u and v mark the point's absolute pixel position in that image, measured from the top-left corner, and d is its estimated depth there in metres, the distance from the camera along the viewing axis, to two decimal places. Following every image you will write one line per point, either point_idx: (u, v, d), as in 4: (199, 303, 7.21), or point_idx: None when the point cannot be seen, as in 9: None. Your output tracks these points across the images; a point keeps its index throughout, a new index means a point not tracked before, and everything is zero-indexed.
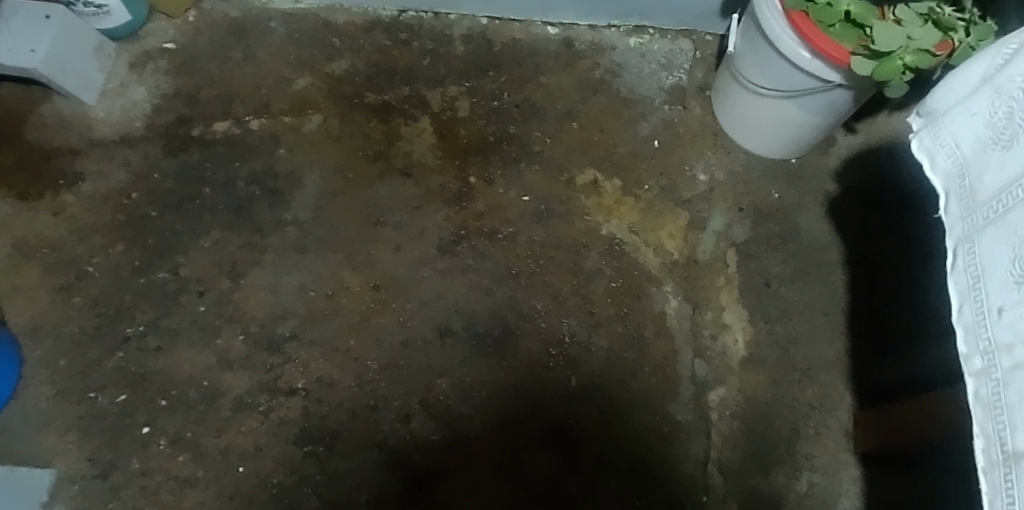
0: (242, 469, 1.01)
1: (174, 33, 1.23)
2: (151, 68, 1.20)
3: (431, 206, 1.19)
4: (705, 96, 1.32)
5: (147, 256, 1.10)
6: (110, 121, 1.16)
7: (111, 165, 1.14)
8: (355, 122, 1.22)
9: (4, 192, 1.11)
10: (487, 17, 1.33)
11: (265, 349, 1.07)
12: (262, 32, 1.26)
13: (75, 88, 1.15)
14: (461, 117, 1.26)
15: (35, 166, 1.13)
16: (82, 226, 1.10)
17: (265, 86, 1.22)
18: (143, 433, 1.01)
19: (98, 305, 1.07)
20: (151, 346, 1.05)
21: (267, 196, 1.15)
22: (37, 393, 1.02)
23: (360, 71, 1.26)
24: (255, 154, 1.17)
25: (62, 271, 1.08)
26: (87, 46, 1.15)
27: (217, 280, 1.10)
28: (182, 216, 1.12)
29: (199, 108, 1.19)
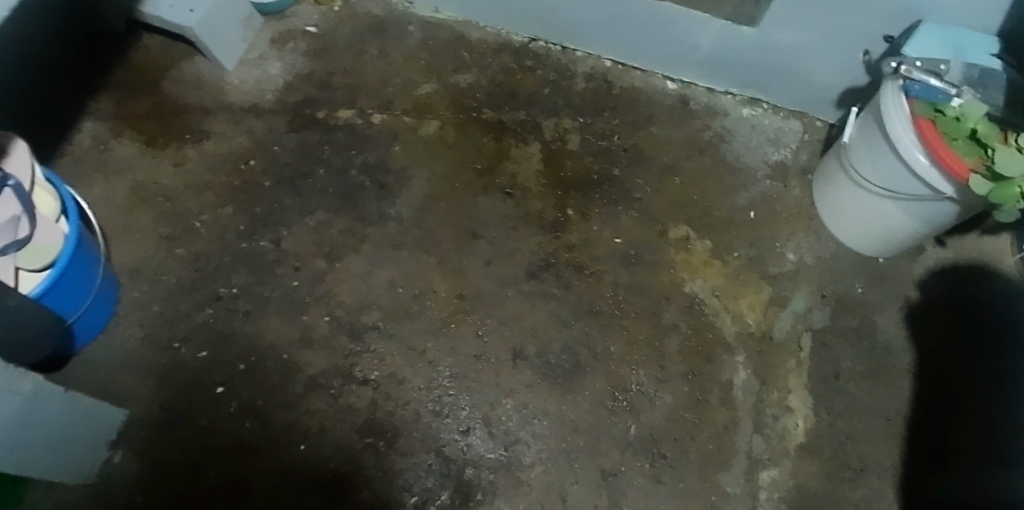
0: (303, 447, 1.03)
1: (318, 19, 1.29)
2: (290, 47, 1.26)
3: (527, 229, 1.22)
4: (807, 179, 1.32)
5: (253, 222, 1.13)
6: (243, 89, 1.21)
7: (236, 131, 1.18)
8: (469, 135, 1.26)
9: (132, 135, 1.16)
10: (611, 60, 1.37)
11: (346, 334, 1.09)
12: (399, 34, 1.31)
13: (219, 54, 1.20)
14: (570, 150, 1.29)
15: (165, 117, 1.18)
16: (198, 182, 1.15)
17: (393, 84, 1.27)
18: (216, 392, 1.03)
19: (198, 260, 1.10)
20: (240, 310, 1.08)
21: (375, 189, 1.19)
22: (125, 333, 1.05)
23: (482, 88, 1.30)
24: (371, 146, 1.22)
25: (171, 221, 1.12)
26: (237, 15, 1.21)
27: (314, 258, 1.13)
28: (292, 191, 1.16)
29: (328, 93, 1.24)
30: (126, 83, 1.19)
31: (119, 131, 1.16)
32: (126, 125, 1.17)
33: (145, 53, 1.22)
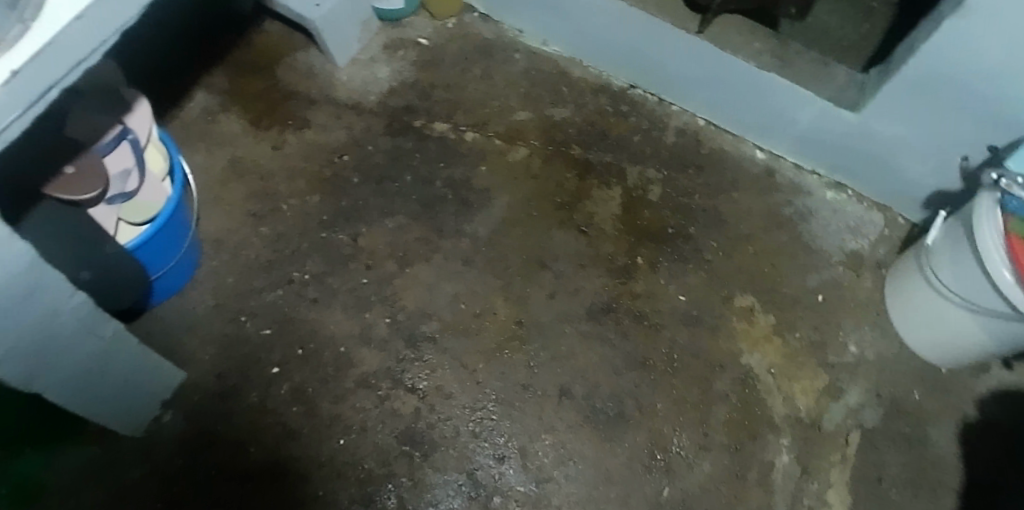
0: (342, 442, 1.03)
1: (431, 32, 1.34)
2: (401, 54, 1.31)
3: (595, 269, 1.21)
4: (882, 273, 1.25)
5: (335, 214, 1.16)
6: (350, 87, 1.26)
7: (336, 125, 1.23)
8: (554, 167, 1.27)
9: (240, 112, 1.21)
10: (704, 119, 1.35)
11: (403, 340, 1.11)
12: (505, 59, 1.35)
13: (334, 50, 1.24)
14: (649, 200, 1.28)
15: (273, 101, 1.23)
16: (292, 167, 1.19)
17: (490, 106, 1.30)
18: (271, 372, 1.05)
19: (277, 241, 1.13)
20: (308, 296, 1.10)
21: (455, 203, 1.21)
22: (198, 298, 1.08)
23: (575, 124, 1.32)
24: (460, 162, 1.24)
25: (260, 199, 1.16)
26: (358, 16, 1.24)
27: (386, 260, 1.15)
28: (377, 192, 1.19)
29: (428, 104, 1.28)
30: (243, 62, 1.25)
31: (228, 107, 1.22)
32: (235, 101, 1.22)
33: (264, 36, 1.27)
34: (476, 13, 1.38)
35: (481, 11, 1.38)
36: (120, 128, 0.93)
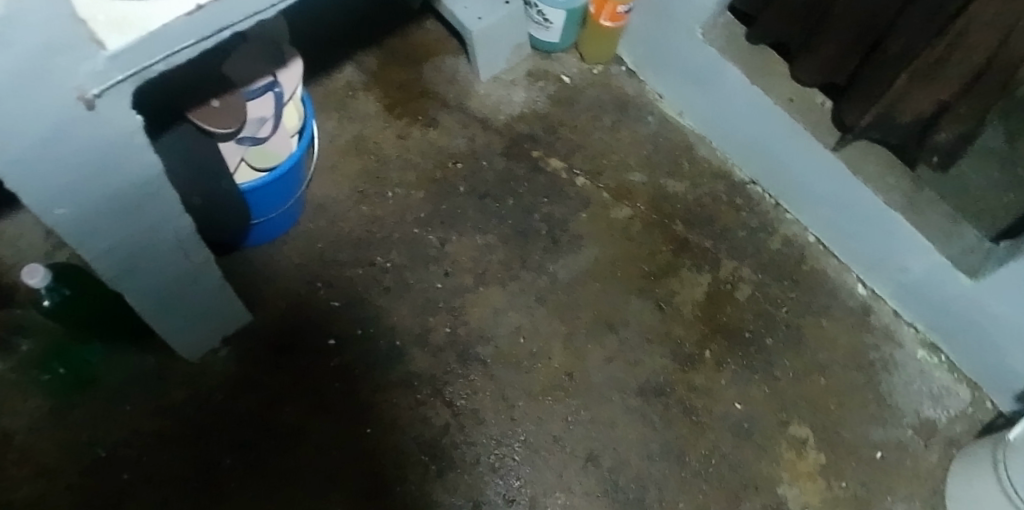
0: (368, 430, 1.05)
1: (575, 73, 1.37)
2: (541, 85, 1.34)
3: (659, 348, 1.19)
4: (952, 452, 1.18)
5: (432, 215, 1.20)
6: (484, 102, 1.30)
7: (460, 134, 1.27)
8: (651, 236, 1.27)
9: (378, 95, 1.27)
10: (815, 236, 1.31)
11: (456, 353, 1.12)
12: (637, 118, 1.36)
13: (480, 63, 1.28)
14: (735, 298, 1.25)
15: (411, 94, 1.28)
16: (408, 159, 1.23)
17: (609, 159, 1.31)
18: (327, 342, 1.08)
19: (373, 223, 1.17)
20: (383, 283, 1.13)
21: (546, 240, 1.22)
22: (286, 251, 1.13)
23: (685, 201, 1.31)
24: (563, 202, 1.25)
25: (370, 179, 1.20)
26: (513, 39, 1.29)
27: (464, 273, 1.17)
28: (478, 207, 1.22)
29: (551, 139, 1.30)
30: (396, 50, 1.31)
31: (369, 87, 1.27)
32: (377, 84, 1.28)
33: (422, 31, 1.33)
34: (624, 67, 1.40)
35: (629, 66, 1.40)
36: (270, 79, 0.97)
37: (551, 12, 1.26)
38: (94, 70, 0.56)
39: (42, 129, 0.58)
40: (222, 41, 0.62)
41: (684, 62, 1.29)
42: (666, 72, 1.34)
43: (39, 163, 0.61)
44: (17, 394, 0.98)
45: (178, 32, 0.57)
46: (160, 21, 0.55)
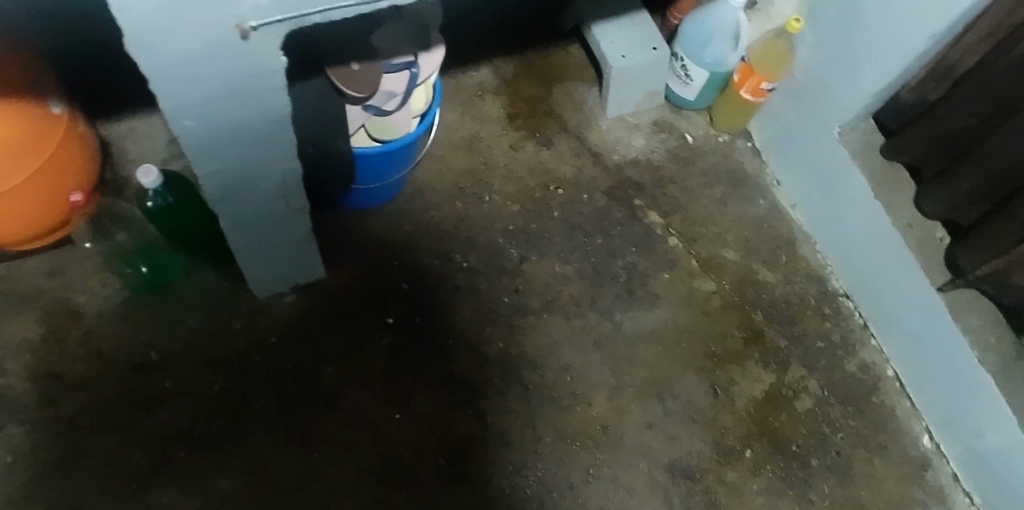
0: (397, 416, 1.05)
1: (700, 136, 1.35)
2: (663, 138, 1.33)
3: (700, 431, 1.15)
4: None
5: (520, 231, 1.20)
6: (603, 138, 1.30)
7: (571, 161, 1.27)
8: (726, 317, 1.23)
9: (505, 102, 1.29)
10: (894, 370, 1.24)
11: (501, 370, 1.11)
12: (747, 198, 1.32)
13: (611, 100, 1.29)
14: (793, 407, 1.19)
15: (536, 110, 1.29)
16: (513, 171, 1.24)
17: (707, 229, 1.28)
18: (385, 320, 1.09)
19: (462, 222, 1.18)
20: (454, 280, 1.14)
21: (621, 289, 1.20)
22: (374, 222, 1.15)
23: (771, 293, 1.26)
24: (650, 257, 1.23)
25: (472, 179, 1.21)
26: (649, 85, 1.29)
27: (533, 296, 1.16)
28: (565, 236, 1.21)
29: (656, 192, 1.28)
30: (534, 64, 1.32)
31: (499, 92, 1.29)
32: (507, 91, 1.30)
33: (564, 54, 1.34)
34: (749, 144, 1.37)
35: (755, 145, 1.37)
36: (410, 59, 0.97)
37: (695, 68, 1.27)
38: (259, 4, 0.61)
39: (196, 44, 0.62)
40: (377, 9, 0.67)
41: (811, 157, 1.25)
42: (790, 161, 1.30)
43: (182, 74, 0.65)
44: (97, 278, 1.03)
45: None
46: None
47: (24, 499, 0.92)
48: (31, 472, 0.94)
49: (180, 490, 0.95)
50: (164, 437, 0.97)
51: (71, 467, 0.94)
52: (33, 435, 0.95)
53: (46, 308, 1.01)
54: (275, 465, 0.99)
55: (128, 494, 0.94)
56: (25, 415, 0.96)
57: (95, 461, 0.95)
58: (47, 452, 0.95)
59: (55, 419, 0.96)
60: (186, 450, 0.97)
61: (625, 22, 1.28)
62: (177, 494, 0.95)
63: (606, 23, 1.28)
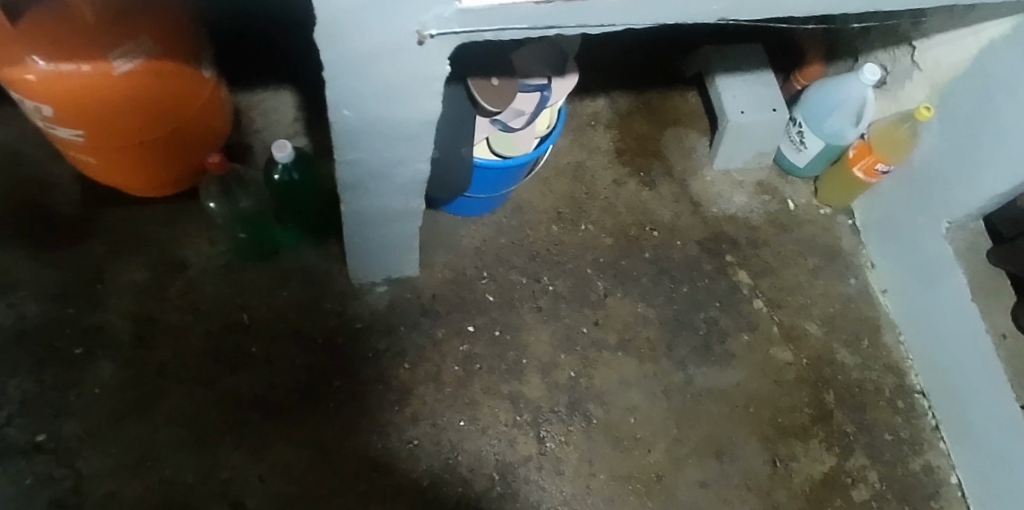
0: (460, 423, 1.05)
1: (802, 203, 1.34)
2: (764, 200, 1.32)
3: (754, 500, 1.12)
4: None
5: (609, 265, 1.21)
6: (705, 188, 1.30)
7: (670, 205, 1.27)
8: (798, 391, 1.21)
9: (615, 136, 1.30)
10: (958, 480, 1.19)
11: (568, 399, 1.11)
12: (839, 274, 1.30)
13: (721, 153, 1.29)
14: (850, 494, 1.15)
15: (644, 149, 1.30)
16: (612, 205, 1.25)
17: (794, 298, 1.26)
18: (466, 327, 1.11)
19: (555, 246, 1.20)
20: (538, 301, 1.15)
21: (698, 341, 1.19)
22: (471, 231, 1.18)
23: (848, 375, 1.23)
24: (732, 315, 1.23)
25: (572, 206, 1.23)
26: (761, 145, 1.29)
27: (612, 332, 1.17)
28: (652, 279, 1.21)
29: (749, 252, 1.27)
30: (651, 104, 1.33)
31: (611, 125, 1.31)
32: (619, 126, 1.31)
33: (681, 99, 1.35)
34: (850, 221, 1.35)
35: (856, 223, 1.34)
36: (543, 82, 0.99)
37: (811, 137, 1.26)
38: (443, 16, 0.63)
39: (376, 43, 0.65)
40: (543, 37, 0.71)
41: (913, 247, 1.22)
42: (890, 246, 1.27)
43: (355, 67, 0.67)
44: (207, 236, 1.07)
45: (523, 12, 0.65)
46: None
47: (103, 432, 0.96)
48: (114, 407, 0.97)
49: (247, 453, 0.98)
50: (242, 398, 1.00)
51: (151, 410, 0.98)
52: (122, 372, 0.99)
53: (155, 256, 1.05)
54: (338, 447, 1.01)
55: (199, 447, 0.97)
56: (118, 352, 1.00)
57: (174, 409, 0.98)
58: (131, 391, 0.98)
59: (144, 362, 1.00)
60: (259, 416, 1.00)
61: (750, 78, 1.27)
62: (244, 456, 0.98)
63: (731, 76, 1.28)
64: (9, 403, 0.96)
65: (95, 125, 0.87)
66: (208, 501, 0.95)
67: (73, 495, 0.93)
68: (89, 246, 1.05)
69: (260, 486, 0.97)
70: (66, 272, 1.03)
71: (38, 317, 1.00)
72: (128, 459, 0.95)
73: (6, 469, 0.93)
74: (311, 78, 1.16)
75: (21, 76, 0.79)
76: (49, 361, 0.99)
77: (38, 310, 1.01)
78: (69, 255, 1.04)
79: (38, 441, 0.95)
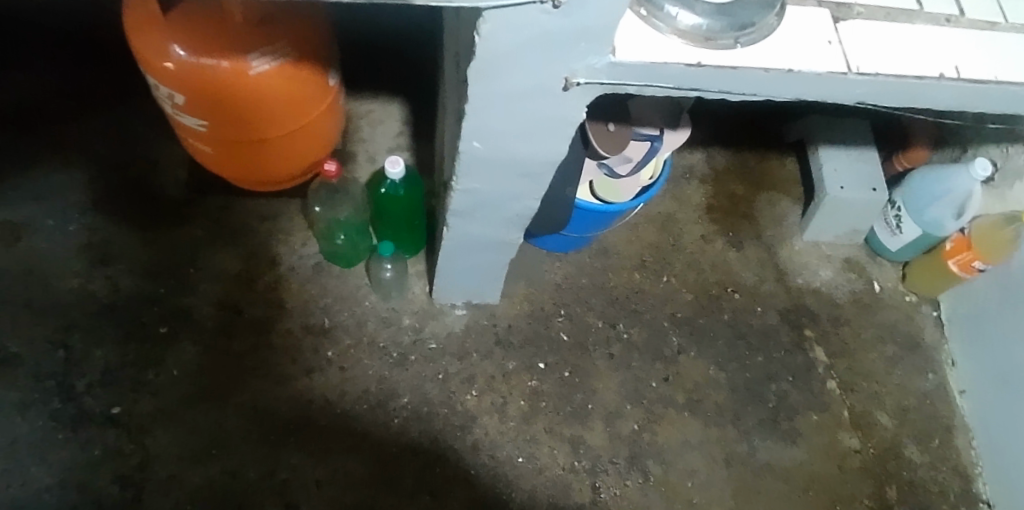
0: (519, 459, 1.04)
1: (888, 287, 1.30)
2: (850, 278, 1.29)
3: None
4: None
5: (687, 321, 1.19)
6: (792, 258, 1.28)
7: (755, 270, 1.26)
8: (861, 481, 1.14)
9: (708, 192, 1.30)
10: None
11: (628, 452, 1.08)
12: (917, 367, 1.24)
13: (812, 225, 1.27)
14: None
15: (735, 209, 1.30)
16: (697, 261, 1.24)
17: (871, 381, 1.22)
18: (537, 364, 1.11)
19: (635, 294, 1.19)
20: (611, 348, 1.15)
21: (766, 413, 1.16)
22: (555, 267, 1.19)
23: (914, 472, 1.16)
24: (805, 392, 1.19)
25: (657, 256, 1.23)
26: (855, 222, 1.26)
27: (681, 390, 1.14)
28: (728, 342, 1.20)
29: (829, 329, 1.24)
30: (747, 167, 1.34)
31: (705, 181, 1.31)
32: (713, 183, 1.31)
33: (779, 164, 1.35)
34: (934, 312, 1.30)
35: (941, 316, 1.29)
36: (655, 132, 0.97)
37: (909, 223, 1.23)
38: (594, 64, 0.63)
39: (522, 85, 0.65)
40: (683, 97, 0.69)
41: (1003, 349, 1.15)
42: (977, 345, 1.21)
43: (498, 104, 0.68)
44: (302, 236, 1.11)
45: (671, 73, 0.65)
46: (666, 59, 0.64)
47: (175, 413, 0.98)
48: (190, 391, 1.00)
49: (309, 455, 0.99)
50: (312, 401, 1.02)
51: (223, 399, 1.00)
52: (201, 357, 1.02)
53: (250, 248, 1.09)
54: (397, 463, 1.00)
55: (265, 444, 0.98)
56: (200, 338, 1.03)
57: (246, 401, 1.00)
58: (208, 377, 1.01)
59: (224, 350, 1.03)
60: (325, 421, 1.01)
61: (853, 154, 1.25)
62: (305, 459, 0.98)
63: (834, 149, 1.26)
64: (92, 372, 0.99)
65: (221, 119, 0.90)
66: (265, 498, 0.95)
67: (138, 471, 0.95)
68: (189, 230, 1.09)
69: (317, 490, 0.97)
70: (164, 252, 1.07)
71: (132, 291, 1.04)
72: (195, 444, 0.97)
73: (80, 436, 0.96)
74: (423, 94, 1.18)
75: (162, 64, 0.81)
76: (136, 335, 1.02)
77: (132, 284, 1.05)
78: (170, 236, 1.08)
79: (113, 414, 0.97)
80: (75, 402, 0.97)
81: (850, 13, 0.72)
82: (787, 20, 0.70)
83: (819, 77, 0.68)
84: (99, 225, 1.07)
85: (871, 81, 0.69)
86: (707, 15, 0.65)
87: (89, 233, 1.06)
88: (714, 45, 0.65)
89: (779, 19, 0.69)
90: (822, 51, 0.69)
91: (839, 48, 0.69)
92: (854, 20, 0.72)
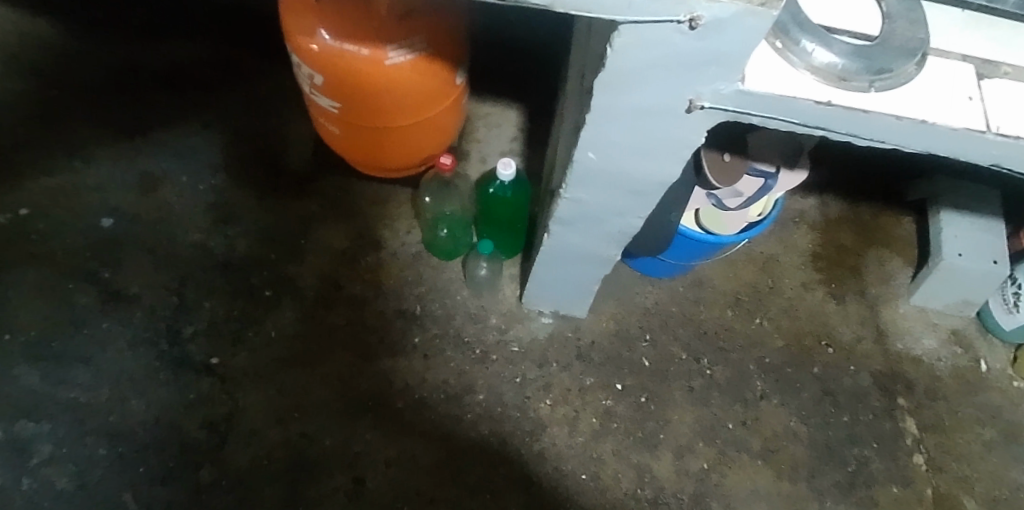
0: (582, 476, 1.04)
1: (998, 367, 1.21)
2: (957, 351, 1.21)
3: None
4: None
5: (773, 368, 1.16)
6: (896, 320, 1.23)
7: (853, 326, 1.21)
8: None
9: (816, 240, 1.27)
10: None
11: (692, 489, 1.06)
12: (1016, 458, 1.14)
13: (922, 290, 1.21)
14: None
15: (841, 261, 1.26)
16: (793, 308, 1.21)
17: (965, 463, 1.13)
18: (615, 384, 1.10)
19: (724, 331, 1.17)
20: (691, 381, 1.13)
21: (844, 477, 1.10)
22: (648, 290, 1.18)
23: None
24: (889, 462, 1.12)
25: (752, 297, 1.21)
26: (970, 294, 1.19)
27: (756, 437, 1.11)
28: (814, 395, 1.15)
29: (924, 401, 1.17)
30: (861, 219, 1.29)
31: (815, 227, 1.28)
32: (822, 230, 1.28)
33: (895, 222, 1.30)
34: None
35: None
36: (770, 169, 0.94)
37: None
38: (721, 91, 0.63)
39: (646, 102, 0.66)
40: (809, 135, 0.69)
41: None
42: None
43: (619, 119, 0.69)
44: (406, 224, 1.16)
45: (799, 109, 0.65)
46: (795, 94, 0.64)
47: (267, 371, 1.04)
48: (282, 353, 1.06)
49: (383, 434, 1.02)
50: (392, 382, 1.05)
51: (312, 366, 1.05)
52: (298, 323, 1.08)
53: (358, 229, 1.15)
54: (464, 458, 1.02)
55: (343, 416, 1.03)
56: (300, 305, 1.09)
57: (332, 372, 1.05)
58: (301, 343, 1.07)
59: (320, 320, 1.08)
60: (403, 404, 1.04)
61: (978, 222, 1.19)
62: (377, 437, 1.02)
63: (956, 215, 1.21)
64: (199, 321, 1.07)
65: (352, 103, 0.96)
66: (335, 467, 0.99)
67: (225, 420, 1.01)
68: (305, 203, 1.16)
69: (385, 469, 1.00)
70: (279, 221, 1.14)
71: (246, 253, 1.11)
72: (279, 404, 1.03)
73: (178, 379, 1.03)
74: (542, 107, 1.22)
75: (308, 45, 0.88)
76: (242, 294, 1.09)
77: (246, 246, 1.12)
78: (287, 207, 1.15)
79: (210, 363, 1.04)
80: (180, 347, 1.05)
81: (995, 72, 0.69)
82: (927, 70, 0.68)
83: (954, 132, 0.65)
84: (226, 188, 1.16)
85: (1012, 144, 0.66)
86: (844, 55, 0.64)
87: (217, 193, 1.15)
88: (847, 86, 0.65)
89: (918, 68, 0.67)
90: (961, 107, 0.66)
91: (979, 105, 0.66)
92: (999, 79, 0.69)
